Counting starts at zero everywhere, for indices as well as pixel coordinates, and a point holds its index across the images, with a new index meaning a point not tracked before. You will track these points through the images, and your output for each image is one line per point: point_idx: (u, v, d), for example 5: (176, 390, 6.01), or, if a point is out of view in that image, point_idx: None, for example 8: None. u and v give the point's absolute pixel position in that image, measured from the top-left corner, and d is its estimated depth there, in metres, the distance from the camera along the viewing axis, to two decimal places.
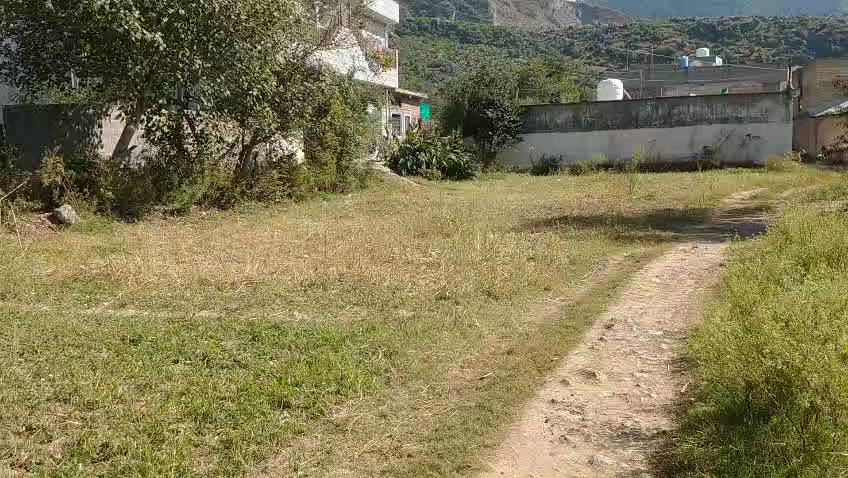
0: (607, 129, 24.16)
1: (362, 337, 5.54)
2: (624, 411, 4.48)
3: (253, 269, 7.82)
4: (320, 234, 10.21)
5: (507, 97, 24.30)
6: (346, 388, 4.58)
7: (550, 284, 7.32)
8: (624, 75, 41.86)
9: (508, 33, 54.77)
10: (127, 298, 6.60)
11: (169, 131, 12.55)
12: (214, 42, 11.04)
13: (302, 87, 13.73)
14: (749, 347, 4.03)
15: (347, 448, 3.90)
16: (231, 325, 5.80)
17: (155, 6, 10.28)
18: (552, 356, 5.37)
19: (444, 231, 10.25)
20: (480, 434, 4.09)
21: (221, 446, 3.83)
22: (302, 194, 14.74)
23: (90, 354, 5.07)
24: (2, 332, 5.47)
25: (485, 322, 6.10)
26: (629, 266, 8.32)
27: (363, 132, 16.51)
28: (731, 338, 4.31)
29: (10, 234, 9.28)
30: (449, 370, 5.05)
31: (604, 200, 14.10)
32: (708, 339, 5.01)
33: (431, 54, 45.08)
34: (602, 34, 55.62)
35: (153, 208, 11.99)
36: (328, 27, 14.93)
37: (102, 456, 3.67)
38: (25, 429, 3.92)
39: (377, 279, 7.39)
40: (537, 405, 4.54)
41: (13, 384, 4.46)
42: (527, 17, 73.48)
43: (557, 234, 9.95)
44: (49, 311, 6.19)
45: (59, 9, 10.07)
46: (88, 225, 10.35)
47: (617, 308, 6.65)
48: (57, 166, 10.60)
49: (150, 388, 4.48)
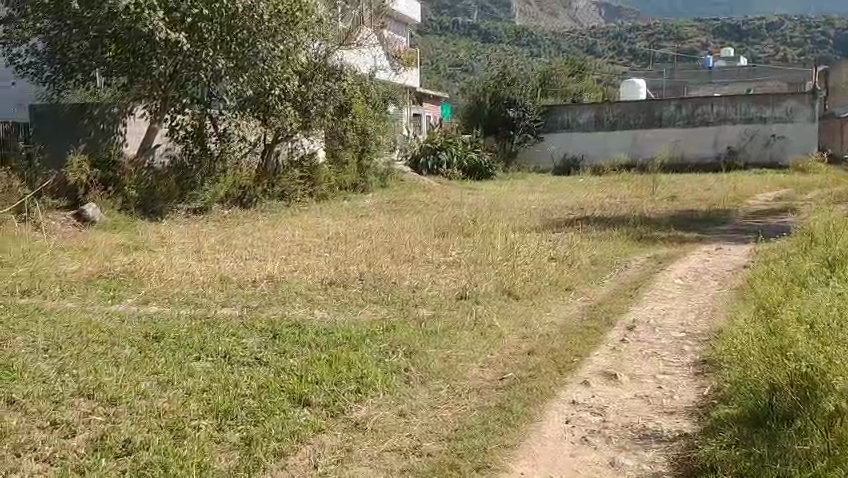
0: (630, 128, 23.97)
1: (383, 335, 5.55)
2: (646, 413, 4.44)
3: (274, 267, 7.85)
4: (341, 233, 10.23)
5: (529, 96, 24.20)
6: (366, 387, 4.59)
7: (572, 285, 7.28)
8: (648, 74, 41.48)
9: (530, 33, 54.54)
10: (150, 296, 6.67)
11: (192, 131, 12.73)
12: (237, 42, 11.15)
13: (323, 86, 13.78)
14: (775, 352, 4.30)
15: (367, 447, 3.90)
16: (252, 323, 5.83)
17: (179, 6, 10.45)
18: (573, 357, 5.34)
19: (465, 230, 10.23)
20: (500, 434, 4.08)
21: (242, 443, 3.85)
22: (323, 193, 14.80)
23: (114, 350, 5.12)
24: (28, 328, 5.54)
25: (506, 322, 6.08)
26: (651, 267, 8.25)
27: (384, 132, 16.53)
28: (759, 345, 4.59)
29: (36, 232, 9.40)
30: (469, 370, 5.03)
31: (627, 201, 13.98)
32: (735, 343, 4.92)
33: (453, 53, 45.03)
34: (625, 33, 55.21)
35: (177, 207, 12.11)
36: (349, 26, 14.96)
37: (125, 451, 3.70)
38: (49, 424, 3.96)
39: (398, 278, 7.40)
40: (558, 406, 4.52)
41: (38, 379, 4.52)
42: (549, 17, 73.11)
43: (579, 234, 9.88)
44: (74, 307, 6.27)
45: (85, 9, 10.26)
46: (112, 224, 10.47)
47: (639, 310, 6.59)
48: (82, 164, 10.83)
49: (172, 385, 4.52)
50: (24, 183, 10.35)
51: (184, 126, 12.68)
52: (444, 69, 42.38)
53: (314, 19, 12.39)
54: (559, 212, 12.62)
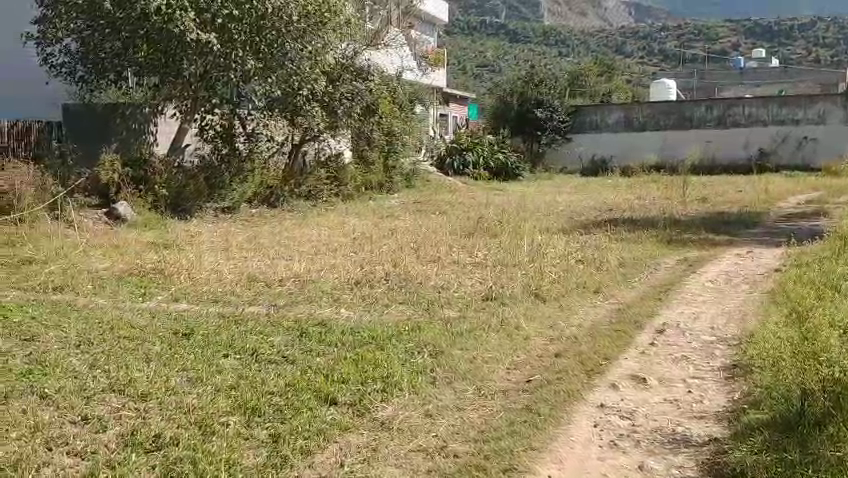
0: (659, 129, 23.69)
1: (409, 335, 5.56)
2: (676, 417, 4.39)
3: (302, 266, 7.91)
4: (367, 233, 10.27)
5: (557, 97, 24.05)
6: (392, 387, 4.59)
7: (600, 287, 7.22)
8: (677, 75, 41.03)
9: (558, 33, 54.21)
10: (180, 294, 6.75)
11: (222, 131, 12.92)
12: (266, 42, 11.26)
13: (351, 87, 13.84)
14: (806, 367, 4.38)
15: (393, 446, 3.91)
16: (280, 321, 5.87)
17: (210, 6, 10.48)
18: (601, 360, 5.29)
19: (492, 231, 10.20)
20: (527, 436, 4.06)
21: (270, 440, 3.87)
22: (350, 193, 14.85)
23: (144, 346, 5.19)
24: (60, 325, 5.63)
25: (533, 324, 6.04)
26: (680, 269, 8.16)
27: (411, 132, 16.56)
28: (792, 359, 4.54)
29: (68, 229, 9.56)
30: (495, 372, 5.02)
31: (655, 202, 13.85)
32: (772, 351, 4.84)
33: (480, 53, 44.91)
34: (654, 33, 54.63)
35: (206, 206, 12.22)
36: (377, 27, 14.97)
37: (155, 446, 3.75)
38: (81, 419, 4.03)
39: (424, 279, 7.40)
40: (586, 409, 4.48)
41: (70, 374, 4.60)
42: (577, 17, 72.61)
43: (607, 236, 9.79)
44: (105, 304, 6.36)
45: (118, 10, 10.32)
46: (142, 221, 10.60)
47: (669, 313, 6.52)
48: (114, 164, 11.06)
49: (201, 381, 4.56)
50: (58, 181, 10.53)
51: (214, 126, 12.84)
52: (471, 69, 42.29)
53: (342, 19, 12.44)
54: (586, 213, 12.54)
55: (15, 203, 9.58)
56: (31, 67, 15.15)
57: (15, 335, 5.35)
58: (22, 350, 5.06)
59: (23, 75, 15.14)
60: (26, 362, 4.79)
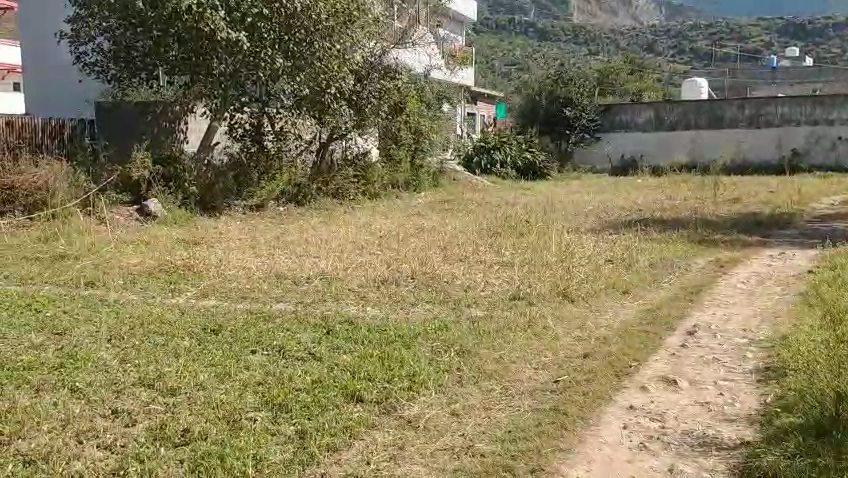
0: (691, 129, 23.33)
1: (436, 334, 5.55)
2: (705, 419, 4.31)
3: (328, 264, 7.92)
4: (393, 231, 10.28)
5: (586, 96, 23.84)
6: (418, 384, 4.59)
7: (630, 288, 7.12)
8: (709, 74, 40.47)
9: (587, 31, 53.77)
10: (209, 289, 6.81)
11: (251, 129, 13.02)
12: (295, 41, 11.33)
13: (378, 86, 13.82)
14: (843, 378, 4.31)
15: (419, 444, 3.90)
16: (305, 318, 5.91)
17: (239, 6, 10.55)
18: (631, 361, 5.22)
19: (519, 230, 10.16)
20: (552, 437, 4.03)
21: (296, 436, 3.87)
22: (376, 191, 14.88)
23: (174, 341, 5.25)
24: (91, 319, 5.72)
25: (562, 324, 5.98)
26: (712, 271, 8.02)
27: (438, 130, 16.55)
28: (831, 371, 4.45)
29: (100, 225, 9.72)
30: (522, 372, 4.98)
31: (685, 203, 13.68)
32: (810, 360, 4.73)
33: (509, 52, 44.79)
34: (685, 31, 53.90)
35: (234, 203, 12.36)
36: (406, 26, 14.86)
37: (183, 441, 3.77)
38: (111, 413, 4.07)
39: (450, 278, 7.37)
40: (615, 411, 4.42)
41: (101, 368, 4.66)
42: (607, 16, 72.12)
43: (636, 236, 9.68)
44: (136, 299, 6.44)
45: (149, 9, 10.40)
46: (171, 218, 10.71)
47: (700, 314, 6.42)
48: (146, 161, 11.07)
49: (228, 377, 4.59)
50: (90, 178, 10.63)
51: (243, 124, 12.90)
52: (499, 70, 42.17)
53: (370, 18, 12.57)
54: (614, 213, 12.42)
55: (48, 198, 9.79)
56: (60, 64, 15.40)
57: (48, 329, 5.44)
58: (55, 343, 5.15)
59: (54, 72, 15.45)
60: (59, 355, 4.86)
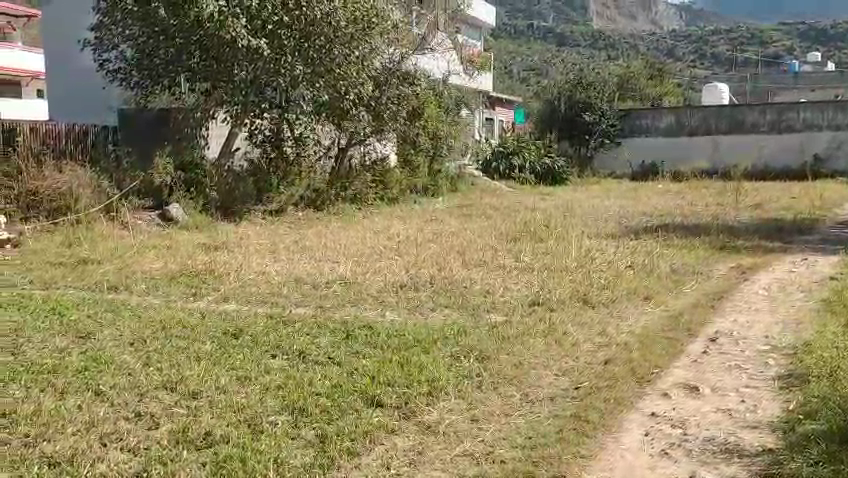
0: (711, 134, 23.12)
1: (454, 339, 5.56)
2: (728, 426, 4.27)
3: (347, 269, 7.96)
4: (412, 236, 10.32)
5: (605, 101, 23.73)
6: (438, 390, 4.59)
7: (651, 294, 7.07)
8: (730, 79, 40.18)
9: (606, 36, 53.62)
10: (229, 294, 6.88)
11: (270, 135, 12.99)
12: (314, 48, 11.41)
13: (397, 91, 13.86)
14: None
15: (439, 450, 3.90)
16: (325, 322, 5.95)
17: (261, 13, 10.73)
18: (651, 368, 5.20)
19: (539, 235, 10.14)
20: (573, 444, 4.02)
21: (316, 440, 3.89)
22: (394, 196, 14.96)
23: (196, 344, 5.30)
24: (114, 323, 5.79)
25: (582, 330, 5.96)
26: (733, 277, 7.96)
27: (456, 135, 16.61)
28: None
29: (123, 231, 9.85)
30: (542, 377, 4.97)
31: (706, 208, 13.59)
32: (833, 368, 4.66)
33: (527, 58, 44.78)
34: (706, 35, 53.49)
35: (253, 208, 12.42)
36: (424, 32, 14.90)
37: (205, 444, 3.81)
38: (134, 416, 4.12)
39: (469, 283, 7.37)
40: (637, 418, 4.40)
41: (124, 372, 4.72)
42: (627, 20, 71.82)
43: (656, 242, 9.64)
44: (159, 303, 6.52)
45: (172, 17, 10.63)
46: (192, 223, 10.82)
47: (721, 321, 6.37)
48: (167, 167, 11.25)
49: (249, 380, 4.64)
50: (113, 183, 10.76)
51: (263, 130, 12.83)
52: (518, 76, 42.19)
53: (389, 24, 12.67)
54: (634, 218, 12.36)
55: (71, 203, 9.90)
56: (84, 70, 15.67)
57: (72, 332, 5.52)
58: (78, 346, 5.22)
59: (78, 78, 15.72)
60: (83, 358, 4.93)
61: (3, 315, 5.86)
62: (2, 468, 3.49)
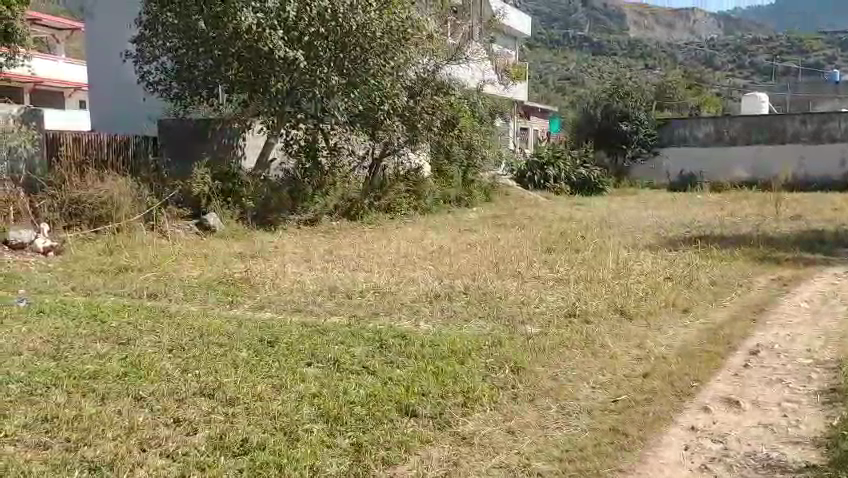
0: (752, 143, 22.68)
1: (489, 351, 5.52)
2: (769, 441, 4.17)
3: (381, 278, 7.99)
4: (446, 246, 10.30)
5: (643, 109, 23.47)
6: (473, 402, 4.56)
7: (690, 306, 6.96)
8: (770, 88, 39.49)
9: (643, 46, 53.15)
10: (265, 302, 6.94)
11: (305, 146, 13.15)
12: (349, 58, 11.51)
13: (432, 101, 13.93)
14: None
15: (474, 461, 3.87)
16: (360, 331, 5.95)
17: (297, 25, 10.82)
18: (692, 382, 5.09)
19: (574, 246, 10.06)
20: (611, 457, 3.96)
21: (351, 449, 3.89)
22: (428, 205, 15.01)
23: (232, 352, 5.37)
24: (153, 329, 5.89)
25: (619, 342, 5.89)
26: (774, 289, 7.79)
27: (490, 145, 16.59)
28: None
29: (161, 239, 10.02)
30: (580, 390, 4.90)
31: (746, 220, 13.34)
32: None
33: (562, 67, 44.61)
34: (744, 45, 52.64)
35: (288, 218, 12.53)
36: (459, 41, 14.95)
37: (242, 450, 3.83)
38: (173, 421, 4.17)
39: (503, 293, 7.34)
40: (677, 432, 4.31)
41: (163, 378, 4.78)
42: (664, 30, 71.13)
43: (695, 254, 9.48)
44: (196, 311, 6.61)
45: (211, 29, 10.70)
46: (230, 232, 10.96)
47: (762, 334, 6.23)
48: (205, 177, 11.35)
49: (286, 388, 4.66)
50: (153, 192, 10.93)
51: (298, 140, 13.11)
52: (553, 84, 41.99)
53: (424, 34, 12.76)
54: (672, 229, 12.18)
55: (113, 212, 10.08)
56: (127, 81, 16.00)
57: (112, 338, 5.62)
58: (119, 352, 5.31)
59: (121, 87, 16.07)
60: (123, 364, 5.01)
61: (45, 322, 5.98)
62: (43, 472, 3.53)
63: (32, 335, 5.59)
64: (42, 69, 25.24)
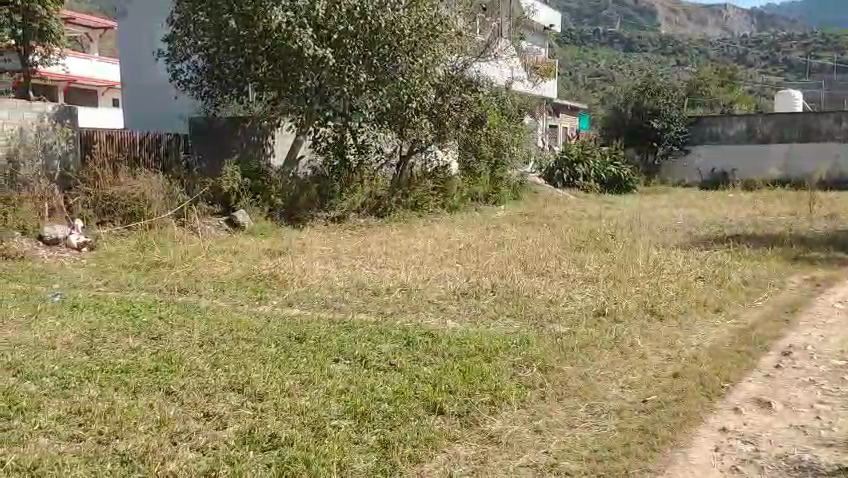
0: (784, 142, 22.29)
1: (517, 349, 5.48)
2: (802, 443, 4.11)
3: (408, 276, 7.99)
4: (474, 244, 10.27)
5: (675, 107, 23.18)
6: (500, 400, 4.54)
7: (721, 306, 6.85)
8: (805, 86, 38.73)
9: (675, 42, 52.47)
10: (293, 299, 6.98)
11: (333, 143, 13.05)
12: (378, 56, 11.54)
13: (459, 98, 13.92)
14: None
15: (502, 460, 3.85)
16: (387, 329, 5.95)
17: (326, 23, 10.87)
18: (722, 382, 5.01)
19: (603, 245, 9.96)
20: (640, 457, 3.92)
21: (379, 445, 3.91)
22: (455, 203, 15.00)
23: (261, 347, 5.41)
24: (184, 325, 5.95)
25: (649, 342, 5.82)
26: (807, 289, 7.65)
27: (519, 142, 16.50)
28: None
29: (192, 235, 10.15)
30: (608, 390, 4.86)
31: (779, 219, 13.10)
32: None
33: (592, 64, 44.21)
34: (778, 41, 51.70)
35: (316, 215, 12.63)
36: (488, 38, 14.90)
37: (270, 445, 3.86)
38: (203, 415, 4.22)
39: (531, 291, 7.30)
40: (707, 433, 4.25)
41: (194, 372, 4.84)
42: (695, 28, 70.19)
43: (727, 253, 9.33)
44: (225, 307, 6.67)
45: (242, 28, 10.79)
46: (259, 229, 11.05)
47: (795, 335, 6.11)
48: (234, 174, 11.43)
49: (313, 384, 4.68)
50: (184, 189, 11.05)
51: (326, 138, 13.03)
52: (583, 81, 41.64)
53: (453, 32, 12.72)
54: (704, 228, 12.00)
55: (145, 208, 10.24)
56: (160, 81, 16.18)
57: (143, 333, 5.69)
58: (150, 346, 5.38)
59: (155, 87, 16.26)
60: (154, 359, 5.07)
61: (79, 317, 6.08)
62: (76, 464, 3.59)
63: (65, 330, 5.67)
64: (76, 68, 25.52)
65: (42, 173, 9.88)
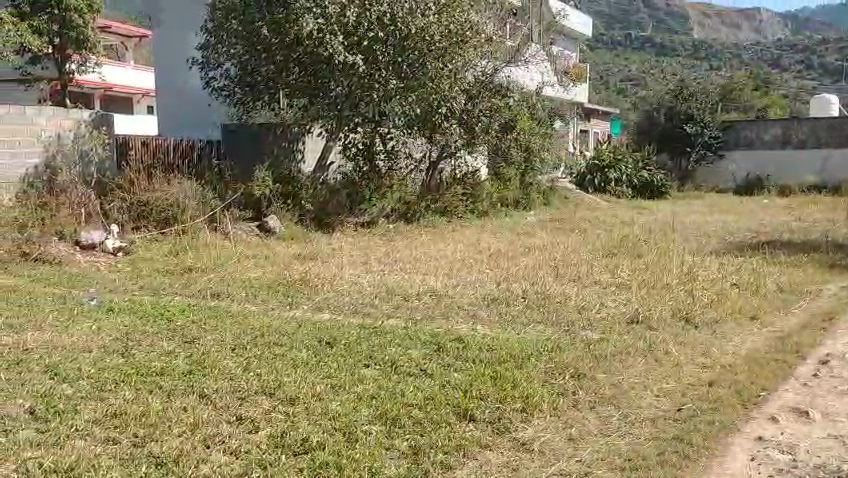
0: (820, 148, 21.82)
1: (548, 356, 5.43)
2: (840, 453, 4.03)
3: (438, 281, 8.00)
4: (504, 250, 10.24)
5: (708, 111, 22.89)
6: (532, 407, 4.50)
7: (758, 314, 6.73)
8: (842, 90, 38.02)
9: (708, 46, 51.82)
10: (323, 303, 7.02)
11: (362, 148, 13.15)
12: (408, 62, 11.56)
13: (489, 103, 13.95)
14: None
15: (535, 467, 3.82)
16: (416, 334, 5.96)
17: (357, 30, 10.91)
18: (759, 390, 4.91)
19: (635, 251, 9.85)
20: (676, 466, 3.85)
21: (410, 452, 3.90)
22: (485, 208, 14.99)
23: (292, 352, 5.44)
24: (217, 328, 6.03)
25: (684, 350, 5.72)
26: (845, 297, 7.48)
27: (549, 148, 16.44)
28: None
29: (224, 240, 10.29)
30: (643, 398, 4.79)
31: (816, 225, 12.87)
32: None
33: (624, 69, 43.87)
34: (815, 46, 50.83)
35: (347, 219, 12.64)
36: (518, 43, 14.92)
37: (302, 449, 3.88)
38: (236, 419, 4.25)
39: (563, 298, 7.23)
40: (742, 442, 4.17)
41: (227, 376, 4.89)
42: (728, 32, 69.36)
43: (763, 259, 9.17)
44: (257, 311, 6.73)
45: (273, 35, 10.97)
46: (290, 235, 11.13)
47: (834, 343, 5.98)
48: (266, 180, 11.59)
49: (344, 389, 4.69)
50: (216, 194, 11.19)
51: (356, 143, 13.09)
52: (614, 86, 41.34)
53: (483, 38, 12.70)
54: (740, 234, 11.81)
55: (179, 213, 10.38)
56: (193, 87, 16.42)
57: (177, 337, 5.76)
58: (184, 350, 5.46)
59: (188, 92, 16.50)
60: (188, 363, 5.12)
61: (115, 320, 6.19)
62: (112, 466, 3.64)
63: (101, 333, 5.77)
64: (112, 76, 26.02)
65: (79, 179, 10.09)
